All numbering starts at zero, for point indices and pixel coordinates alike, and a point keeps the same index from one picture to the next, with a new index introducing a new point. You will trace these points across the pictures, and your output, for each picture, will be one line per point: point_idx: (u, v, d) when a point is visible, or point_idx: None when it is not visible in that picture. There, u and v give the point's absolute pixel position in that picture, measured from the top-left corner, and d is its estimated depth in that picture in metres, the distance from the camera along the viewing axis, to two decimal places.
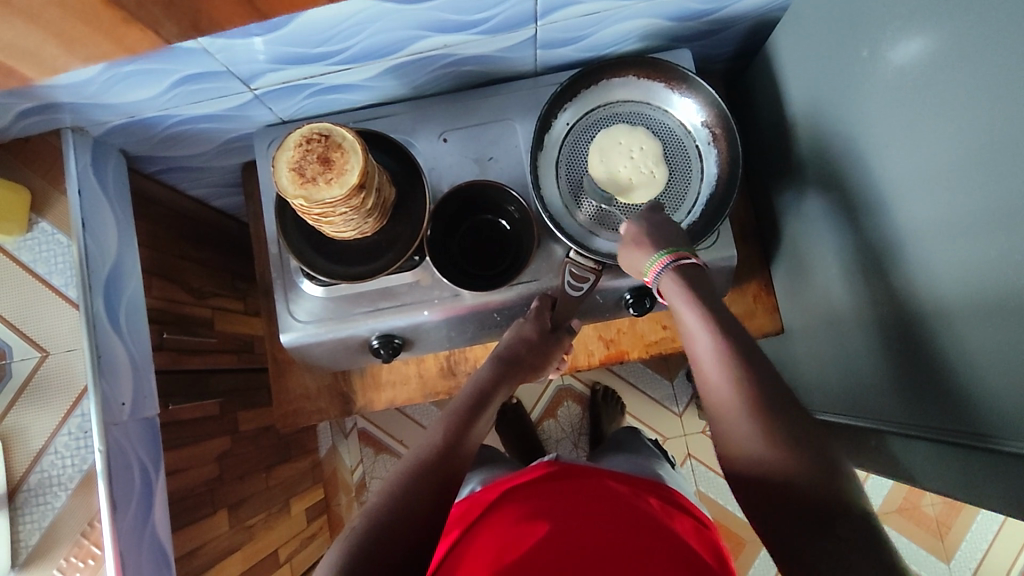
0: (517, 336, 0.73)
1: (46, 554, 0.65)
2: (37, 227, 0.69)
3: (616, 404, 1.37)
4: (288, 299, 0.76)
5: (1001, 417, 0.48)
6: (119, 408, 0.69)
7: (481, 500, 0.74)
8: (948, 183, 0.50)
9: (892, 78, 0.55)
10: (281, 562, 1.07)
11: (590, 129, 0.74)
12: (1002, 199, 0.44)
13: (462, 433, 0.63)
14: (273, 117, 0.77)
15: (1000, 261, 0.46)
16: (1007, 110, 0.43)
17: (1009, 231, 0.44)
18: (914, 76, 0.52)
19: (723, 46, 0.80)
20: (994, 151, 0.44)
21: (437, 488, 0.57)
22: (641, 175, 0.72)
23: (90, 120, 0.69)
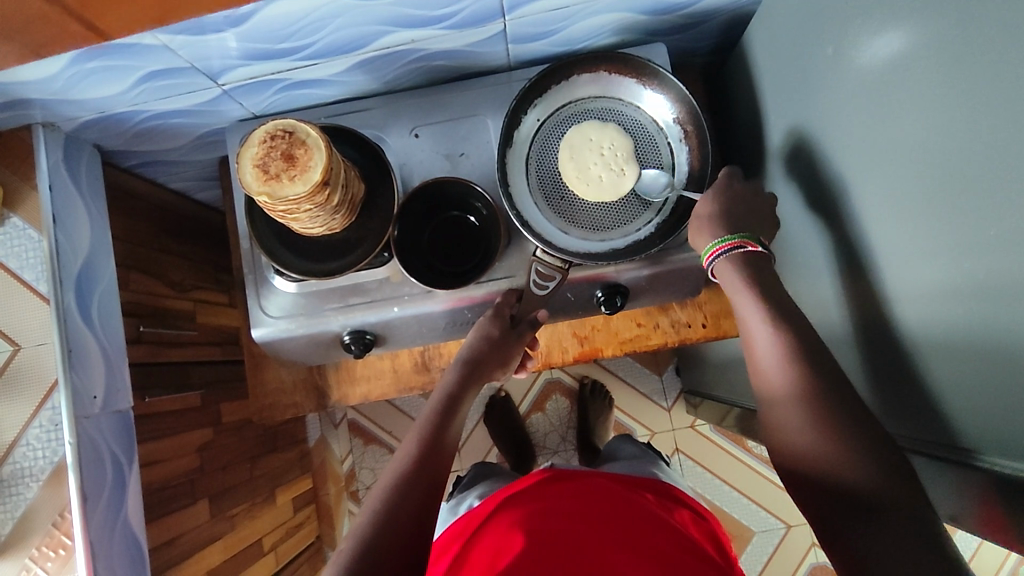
0: (480, 336, 0.72)
1: (19, 543, 0.67)
2: (9, 222, 0.70)
3: (604, 398, 1.37)
4: (260, 294, 0.76)
5: (973, 429, 0.45)
6: (91, 401, 0.70)
7: (475, 513, 0.74)
8: (907, 185, 0.49)
9: (857, 76, 0.53)
10: (265, 551, 1.09)
11: (562, 125, 0.73)
12: (953, 203, 0.44)
13: (436, 444, 0.63)
14: (245, 112, 0.77)
15: (954, 266, 0.45)
16: (957, 112, 0.42)
17: (958, 236, 0.44)
18: (877, 74, 0.51)
19: (701, 40, 0.79)
20: (949, 154, 0.43)
21: (417, 506, 0.57)
22: (612, 173, 0.70)
23: (59, 116, 0.69)
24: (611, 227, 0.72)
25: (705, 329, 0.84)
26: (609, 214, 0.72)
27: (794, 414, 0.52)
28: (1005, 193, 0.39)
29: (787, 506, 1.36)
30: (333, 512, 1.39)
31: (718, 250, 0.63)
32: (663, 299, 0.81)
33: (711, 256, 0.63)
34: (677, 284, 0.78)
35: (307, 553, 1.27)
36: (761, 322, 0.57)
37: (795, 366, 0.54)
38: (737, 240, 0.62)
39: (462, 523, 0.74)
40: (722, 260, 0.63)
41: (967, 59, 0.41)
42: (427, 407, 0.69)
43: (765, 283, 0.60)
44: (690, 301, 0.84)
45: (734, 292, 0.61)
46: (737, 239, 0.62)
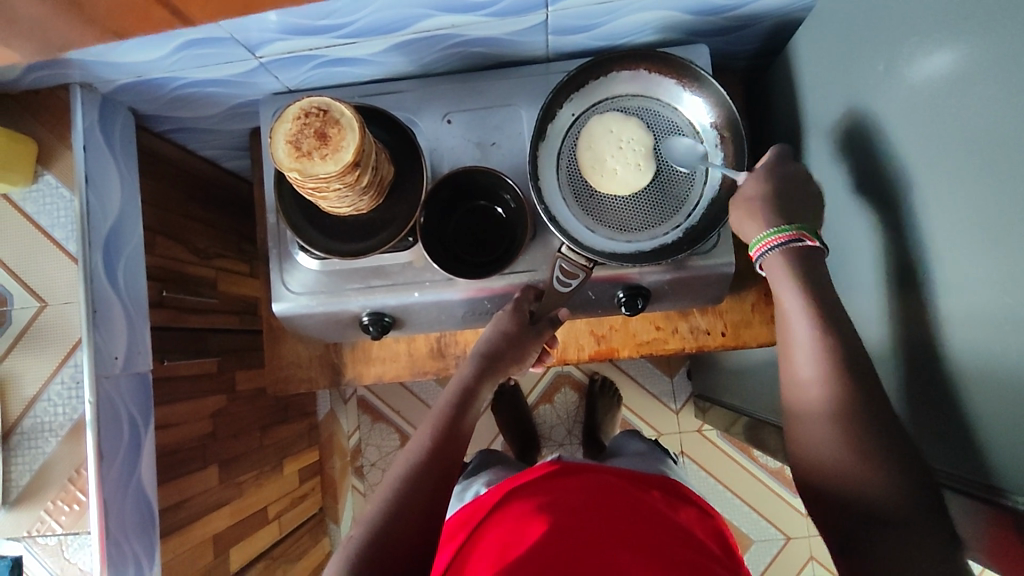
0: (497, 330, 0.72)
1: (34, 495, 0.68)
2: (42, 179, 0.71)
3: (613, 395, 1.37)
4: (283, 268, 0.77)
5: (1004, 468, 0.44)
6: (112, 362, 0.71)
7: (482, 501, 0.74)
8: (950, 212, 0.48)
9: (907, 96, 0.52)
10: (269, 519, 1.11)
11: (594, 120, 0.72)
12: (1003, 235, 0.42)
13: (450, 437, 0.63)
14: (280, 85, 0.77)
15: (995, 300, 0.44)
16: (1013, 143, 0.41)
17: (1004, 271, 0.43)
18: (927, 96, 0.49)
19: (745, 44, 0.77)
20: (998, 186, 0.42)
21: (428, 498, 0.57)
22: (628, 167, 0.70)
23: (97, 77, 0.69)
24: (638, 228, 0.71)
25: (725, 337, 0.83)
26: (637, 215, 0.71)
27: (823, 431, 0.50)
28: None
29: (788, 518, 1.36)
30: (337, 486, 1.41)
31: (774, 240, 0.57)
32: (684, 304, 0.80)
33: (763, 247, 0.58)
34: (701, 290, 0.77)
35: (309, 524, 1.29)
36: (804, 322, 0.54)
37: (822, 381, 0.51)
38: (793, 233, 0.57)
39: (469, 511, 0.74)
40: (774, 253, 0.58)
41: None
42: (442, 397, 0.69)
43: (811, 277, 0.56)
44: (712, 308, 0.83)
45: (780, 287, 0.57)
46: (794, 231, 0.57)
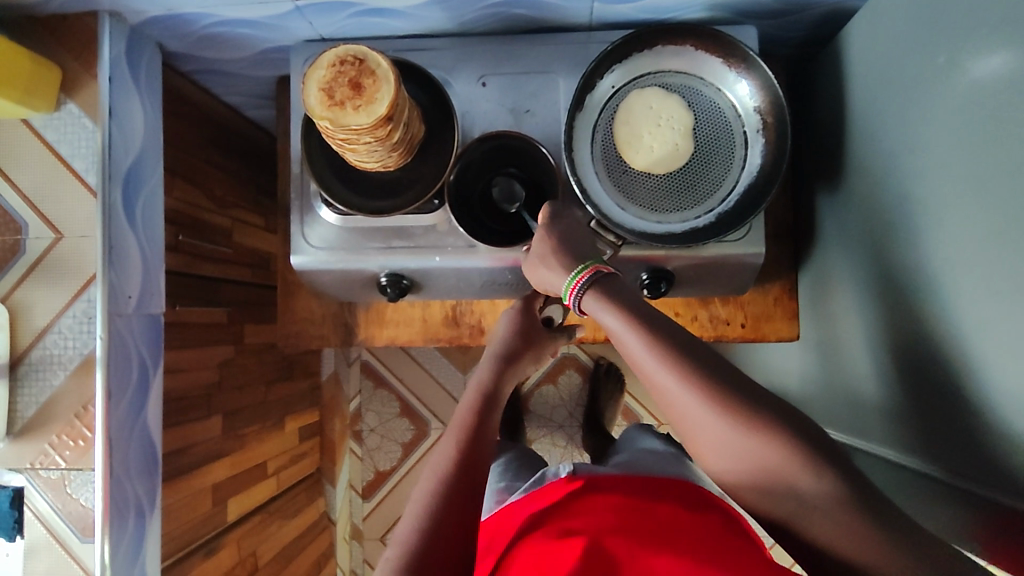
0: (511, 325, 0.75)
1: (39, 428, 0.68)
2: (65, 108, 0.69)
3: (618, 382, 1.36)
4: (303, 222, 0.75)
5: None
6: (125, 300, 0.70)
7: (509, 517, 0.72)
8: (1007, 217, 0.46)
9: (967, 91, 0.50)
10: (269, 474, 1.11)
11: (633, 93, 0.69)
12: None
13: (479, 436, 0.61)
14: (312, 33, 0.75)
15: None
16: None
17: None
18: (991, 91, 0.47)
19: (795, 29, 0.74)
20: None
21: (463, 501, 0.55)
22: (665, 146, 0.68)
23: (127, 7, 0.67)
24: (670, 209, 0.69)
25: (744, 330, 0.82)
26: (671, 196, 0.69)
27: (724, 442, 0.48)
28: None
29: None
30: (335, 448, 1.40)
31: (578, 282, 0.58)
32: (707, 292, 0.79)
33: (574, 291, 0.58)
34: (726, 278, 0.75)
35: (306, 483, 1.29)
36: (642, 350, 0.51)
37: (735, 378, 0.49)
38: (590, 268, 0.58)
39: (497, 524, 0.74)
40: (586, 291, 0.57)
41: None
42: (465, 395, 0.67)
43: (624, 296, 0.55)
44: (733, 299, 0.82)
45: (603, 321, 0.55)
46: (589, 267, 0.58)
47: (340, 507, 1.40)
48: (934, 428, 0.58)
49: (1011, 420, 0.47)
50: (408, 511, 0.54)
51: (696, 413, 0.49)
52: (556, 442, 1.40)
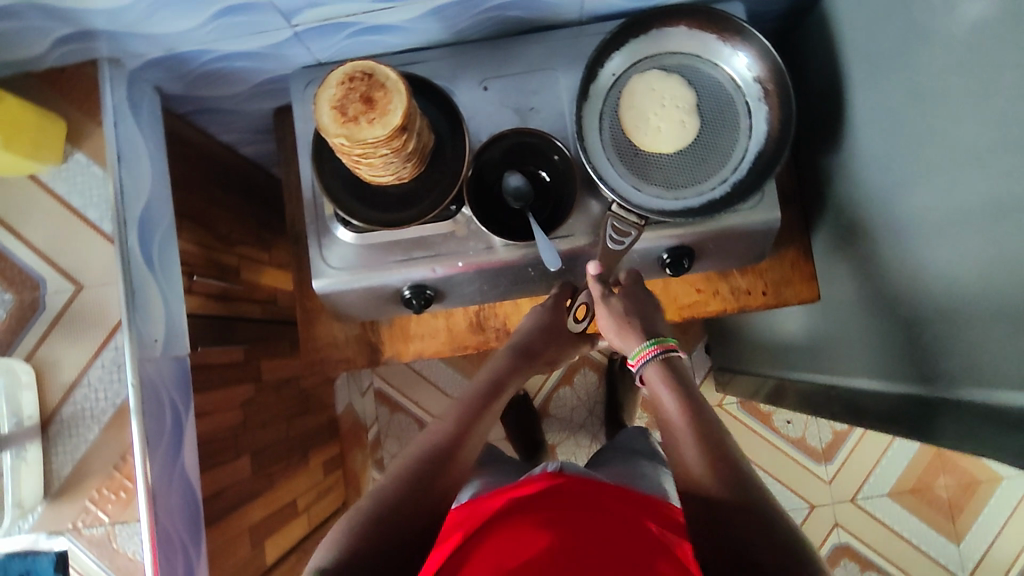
0: (534, 325, 0.79)
1: (76, 486, 0.66)
2: (73, 158, 0.68)
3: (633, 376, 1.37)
4: (321, 245, 0.75)
5: None
6: (152, 344, 0.69)
7: (478, 508, 0.69)
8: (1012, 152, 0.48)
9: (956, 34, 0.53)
10: (300, 511, 1.09)
11: (635, 77, 0.71)
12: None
13: (464, 434, 0.68)
14: (311, 58, 0.75)
15: None
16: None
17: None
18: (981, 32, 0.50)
19: (779, 3, 0.76)
20: None
21: (436, 487, 0.62)
22: (672, 124, 0.70)
23: (127, 52, 0.67)
24: (687, 185, 0.70)
25: (765, 297, 0.84)
26: (686, 172, 0.70)
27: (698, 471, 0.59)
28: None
29: (811, 486, 1.36)
30: (359, 479, 1.38)
31: (648, 353, 0.71)
32: (725, 266, 0.81)
33: (642, 358, 0.72)
34: (742, 248, 0.77)
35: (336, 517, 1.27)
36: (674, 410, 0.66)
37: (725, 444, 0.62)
38: (658, 346, 0.71)
39: (464, 511, 0.70)
40: (651, 364, 0.71)
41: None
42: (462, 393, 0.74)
43: (681, 381, 0.69)
44: (751, 269, 0.84)
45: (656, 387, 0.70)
46: (658, 344, 0.71)
47: None
48: (948, 360, 0.59)
49: None
50: (383, 475, 0.63)
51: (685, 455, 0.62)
52: (579, 443, 1.40)
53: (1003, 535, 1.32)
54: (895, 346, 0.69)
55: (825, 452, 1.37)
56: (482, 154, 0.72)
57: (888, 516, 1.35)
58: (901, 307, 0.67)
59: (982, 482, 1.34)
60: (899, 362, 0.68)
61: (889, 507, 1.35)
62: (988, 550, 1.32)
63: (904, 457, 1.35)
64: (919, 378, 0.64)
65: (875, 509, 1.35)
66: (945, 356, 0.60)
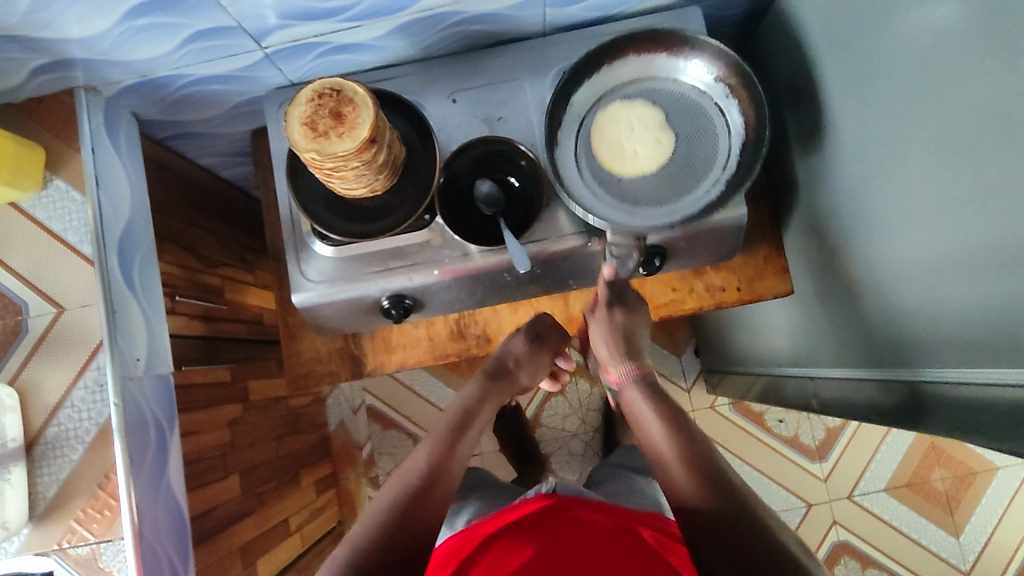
0: (508, 350, 0.82)
1: (61, 506, 0.67)
2: (52, 184, 0.70)
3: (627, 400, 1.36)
4: (300, 260, 0.77)
5: None
6: (135, 364, 0.70)
7: (469, 538, 0.70)
8: (954, 134, 0.50)
9: (893, 26, 0.55)
10: (291, 531, 1.08)
11: (596, 111, 0.74)
12: (1007, 131, 0.45)
13: (444, 461, 0.71)
14: (283, 79, 0.77)
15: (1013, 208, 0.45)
16: (1005, 40, 0.43)
17: (1005, 161, 0.45)
18: (915, 22, 0.52)
19: (734, 8, 0.79)
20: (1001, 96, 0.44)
21: (424, 516, 0.64)
22: (647, 149, 0.73)
23: (103, 79, 0.70)
24: (681, 198, 0.72)
25: (740, 292, 0.85)
26: (675, 186, 0.72)
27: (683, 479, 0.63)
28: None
29: (807, 484, 1.35)
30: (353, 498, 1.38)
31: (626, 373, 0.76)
32: (697, 263, 0.83)
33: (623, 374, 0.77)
34: (714, 244, 0.79)
35: (330, 536, 1.26)
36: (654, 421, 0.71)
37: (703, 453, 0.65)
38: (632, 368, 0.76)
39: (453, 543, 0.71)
40: (628, 377, 0.76)
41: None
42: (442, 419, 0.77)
43: (655, 394, 0.74)
44: (724, 266, 0.86)
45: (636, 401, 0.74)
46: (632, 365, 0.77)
47: None
48: (922, 337, 0.61)
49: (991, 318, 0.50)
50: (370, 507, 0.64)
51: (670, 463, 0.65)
52: (572, 452, 1.40)
53: (1002, 526, 1.31)
54: (866, 333, 0.70)
55: (819, 450, 1.36)
56: (451, 165, 0.74)
57: (885, 511, 1.33)
58: (872, 292, 0.68)
59: (977, 473, 1.33)
60: (871, 348, 0.69)
61: (886, 502, 1.33)
62: (989, 543, 1.31)
63: (898, 452, 1.34)
64: (899, 367, 0.65)
65: (873, 505, 1.33)
66: (915, 336, 0.61)
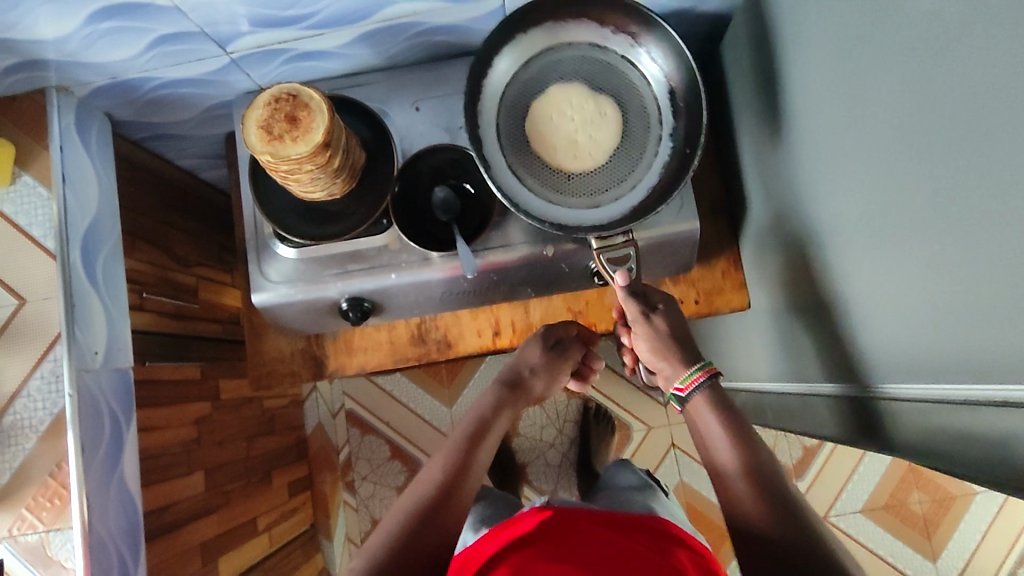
0: (522, 358, 0.82)
1: (13, 493, 0.68)
2: (20, 180, 0.72)
3: (607, 423, 1.38)
4: (261, 260, 0.78)
5: (961, 374, 0.45)
6: (92, 356, 0.72)
7: (473, 552, 0.71)
8: (879, 150, 0.50)
9: (825, 44, 0.56)
10: (261, 530, 1.08)
11: (519, 115, 0.73)
12: (912, 148, 0.45)
13: (463, 469, 0.70)
14: (251, 84, 0.80)
15: (923, 221, 0.46)
16: (910, 63, 0.44)
17: (916, 179, 0.46)
18: (843, 40, 0.53)
19: (695, 25, 0.81)
20: (913, 113, 0.45)
21: (440, 534, 0.63)
22: (586, 142, 0.71)
23: (74, 80, 0.72)
24: (632, 171, 0.71)
25: (698, 305, 0.88)
26: (619, 160, 0.72)
27: (747, 495, 0.61)
28: (958, 132, 0.40)
29: None
30: (328, 502, 1.40)
31: (695, 380, 0.70)
32: (656, 274, 0.83)
33: (688, 385, 0.70)
34: (671, 255, 0.79)
35: (301, 539, 1.27)
36: (716, 434, 0.66)
37: (748, 455, 0.64)
38: (702, 372, 0.70)
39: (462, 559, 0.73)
40: (698, 393, 0.70)
41: (921, 9, 0.42)
42: (463, 421, 0.76)
43: (734, 418, 0.67)
44: (683, 279, 0.88)
45: (700, 418, 0.69)
46: (700, 373, 0.70)
47: (341, 561, 1.37)
48: (852, 354, 0.61)
49: (912, 331, 0.50)
50: (386, 522, 0.64)
51: (727, 464, 0.64)
52: (549, 463, 1.39)
53: (981, 552, 1.28)
54: (811, 347, 0.70)
55: (797, 468, 1.34)
56: (404, 172, 0.75)
57: (862, 533, 1.31)
58: (809, 309, 0.69)
59: (956, 497, 1.31)
60: (817, 362, 0.69)
61: (863, 524, 1.32)
62: (967, 567, 1.29)
63: (875, 473, 1.32)
64: (843, 377, 0.64)
65: (848, 526, 1.32)
66: (848, 351, 0.61)
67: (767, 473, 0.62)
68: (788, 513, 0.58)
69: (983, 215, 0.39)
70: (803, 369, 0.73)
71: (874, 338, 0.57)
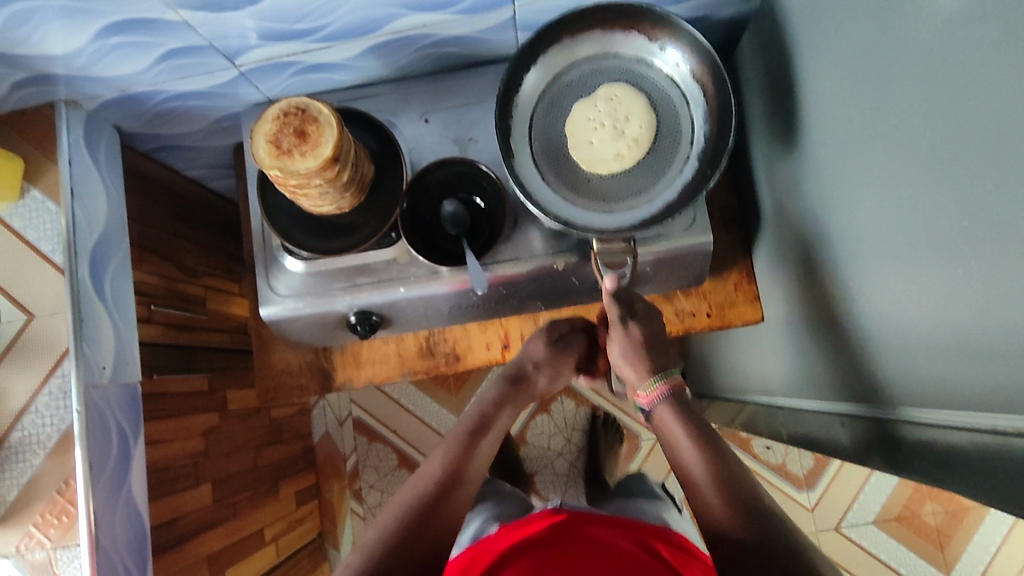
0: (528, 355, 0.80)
1: (24, 509, 0.68)
2: (29, 195, 0.72)
3: (615, 432, 1.35)
4: (269, 273, 0.77)
5: (986, 398, 0.44)
6: (99, 371, 0.71)
7: (476, 552, 0.71)
8: (899, 170, 0.49)
9: (841, 59, 0.55)
10: (268, 541, 1.07)
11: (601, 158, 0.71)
12: (935, 173, 0.44)
13: (461, 466, 0.68)
14: (260, 95, 0.79)
15: (949, 246, 0.44)
16: (930, 84, 0.43)
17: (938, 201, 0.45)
18: (859, 59, 0.52)
19: (708, 35, 0.79)
20: (934, 135, 0.43)
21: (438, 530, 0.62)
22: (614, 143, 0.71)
23: (83, 94, 0.72)
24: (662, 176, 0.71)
25: (710, 319, 0.87)
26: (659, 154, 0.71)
27: (713, 494, 0.58)
28: (981, 154, 0.39)
29: (796, 514, 1.31)
30: (335, 510, 1.39)
31: (659, 392, 0.68)
32: (668, 286, 0.83)
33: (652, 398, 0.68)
34: (683, 267, 0.78)
35: (308, 548, 1.26)
36: (684, 440, 0.64)
37: (709, 454, 0.61)
38: (663, 385, 0.68)
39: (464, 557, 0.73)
40: (662, 406, 0.67)
41: (943, 31, 0.41)
42: (459, 421, 0.75)
43: (693, 416, 0.65)
44: (695, 291, 0.87)
45: (667, 425, 0.66)
46: (660, 385, 0.68)
47: None
48: (872, 374, 0.60)
49: (934, 352, 0.49)
50: (382, 518, 0.63)
51: (699, 468, 0.61)
52: (557, 471, 1.38)
53: (995, 564, 1.26)
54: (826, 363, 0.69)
55: (807, 478, 1.32)
56: (414, 187, 0.74)
57: (874, 545, 1.30)
58: (824, 326, 0.68)
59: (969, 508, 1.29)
60: (833, 379, 0.68)
61: (875, 535, 1.30)
62: None
63: (887, 483, 1.31)
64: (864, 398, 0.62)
65: (861, 537, 1.30)
66: (866, 371, 0.60)
67: (734, 471, 0.60)
68: (766, 517, 0.55)
69: (1008, 237, 0.38)
70: (819, 385, 0.72)
71: (896, 361, 0.55)
